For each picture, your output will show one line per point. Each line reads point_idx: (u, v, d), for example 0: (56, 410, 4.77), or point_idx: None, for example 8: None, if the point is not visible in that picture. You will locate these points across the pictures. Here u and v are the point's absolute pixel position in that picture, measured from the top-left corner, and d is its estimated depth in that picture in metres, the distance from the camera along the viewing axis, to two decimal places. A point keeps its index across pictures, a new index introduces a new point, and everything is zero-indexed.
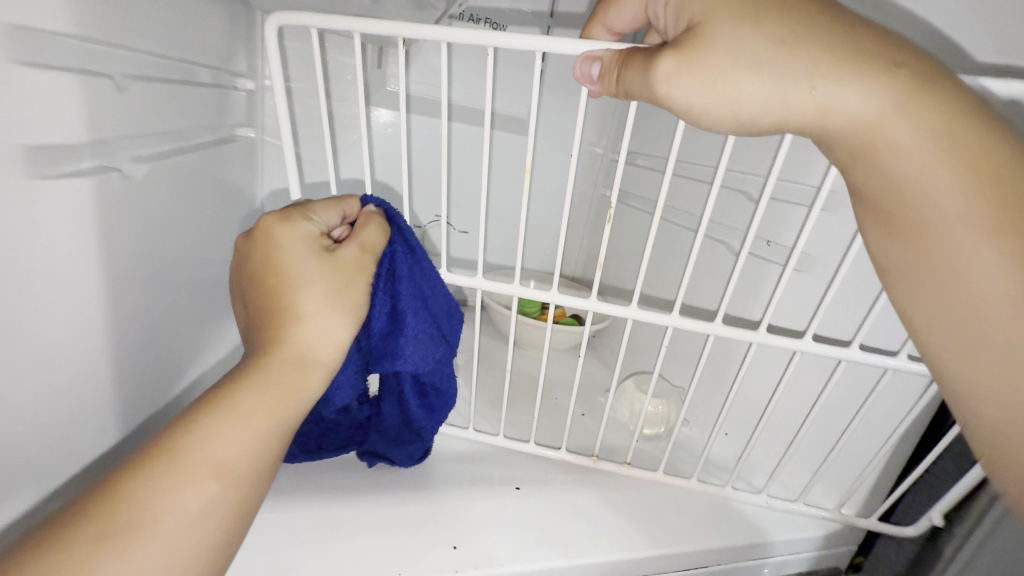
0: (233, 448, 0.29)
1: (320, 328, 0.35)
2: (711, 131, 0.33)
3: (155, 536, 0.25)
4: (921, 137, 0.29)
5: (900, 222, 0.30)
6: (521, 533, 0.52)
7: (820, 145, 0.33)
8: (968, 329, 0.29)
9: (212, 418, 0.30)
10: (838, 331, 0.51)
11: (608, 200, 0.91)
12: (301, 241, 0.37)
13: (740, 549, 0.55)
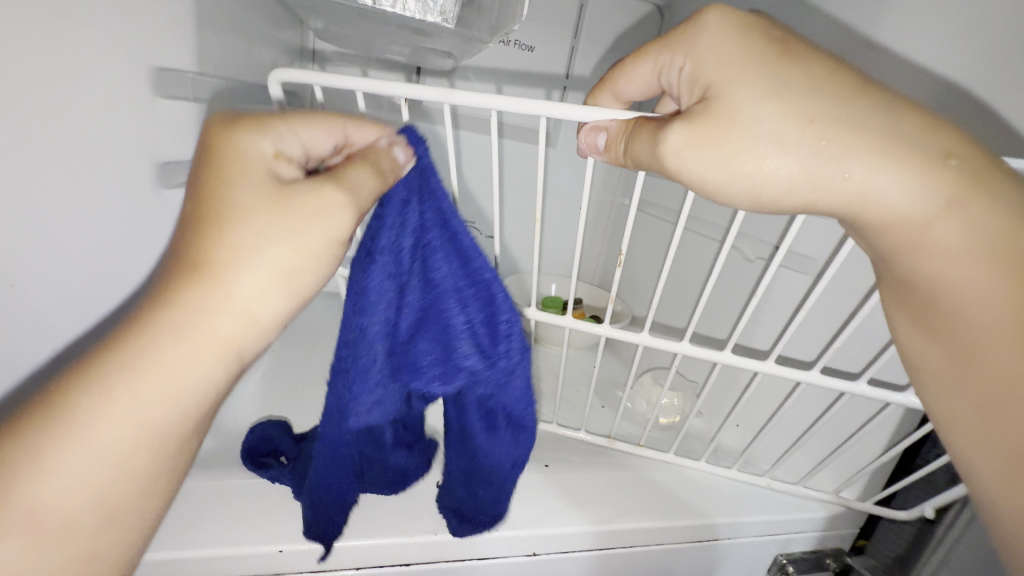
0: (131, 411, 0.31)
1: (251, 283, 0.33)
2: (730, 204, 0.37)
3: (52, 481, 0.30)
4: (960, 241, 0.34)
5: (941, 311, 0.36)
6: (547, 502, 0.58)
7: (866, 234, 0.38)
8: (991, 412, 0.35)
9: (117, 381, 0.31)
10: (847, 364, 0.58)
11: (628, 210, 1.00)
12: (250, 171, 0.34)
13: (732, 525, 0.61)
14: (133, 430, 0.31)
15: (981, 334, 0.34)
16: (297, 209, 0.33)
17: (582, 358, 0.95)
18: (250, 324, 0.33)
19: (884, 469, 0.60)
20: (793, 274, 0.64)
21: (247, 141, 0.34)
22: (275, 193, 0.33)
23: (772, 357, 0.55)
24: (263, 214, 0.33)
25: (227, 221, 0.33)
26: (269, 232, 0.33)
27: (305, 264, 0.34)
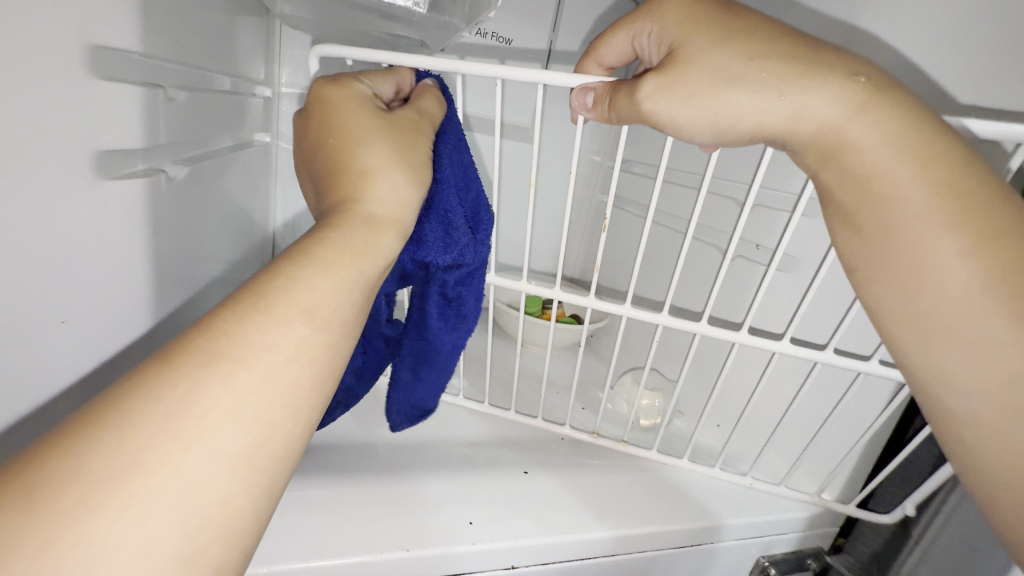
0: (282, 343, 0.28)
1: (389, 184, 0.37)
2: (694, 140, 0.40)
3: (201, 428, 0.24)
4: (881, 146, 0.35)
5: (868, 216, 0.37)
6: (526, 511, 0.55)
7: (795, 151, 0.39)
8: (938, 325, 0.35)
9: (321, 251, 0.32)
10: (818, 335, 0.59)
11: (607, 208, 0.98)
12: (348, 109, 0.40)
13: (718, 530, 0.60)
14: (313, 309, 0.30)
15: (905, 235, 0.35)
16: (406, 134, 0.42)
17: (561, 359, 0.93)
18: (398, 210, 0.38)
19: (862, 459, 0.61)
20: (771, 271, 0.64)
21: (348, 96, 0.41)
22: (388, 124, 0.41)
23: (744, 328, 0.56)
24: (380, 133, 0.39)
25: (353, 145, 0.38)
26: (391, 146, 0.39)
27: (414, 168, 0.40)
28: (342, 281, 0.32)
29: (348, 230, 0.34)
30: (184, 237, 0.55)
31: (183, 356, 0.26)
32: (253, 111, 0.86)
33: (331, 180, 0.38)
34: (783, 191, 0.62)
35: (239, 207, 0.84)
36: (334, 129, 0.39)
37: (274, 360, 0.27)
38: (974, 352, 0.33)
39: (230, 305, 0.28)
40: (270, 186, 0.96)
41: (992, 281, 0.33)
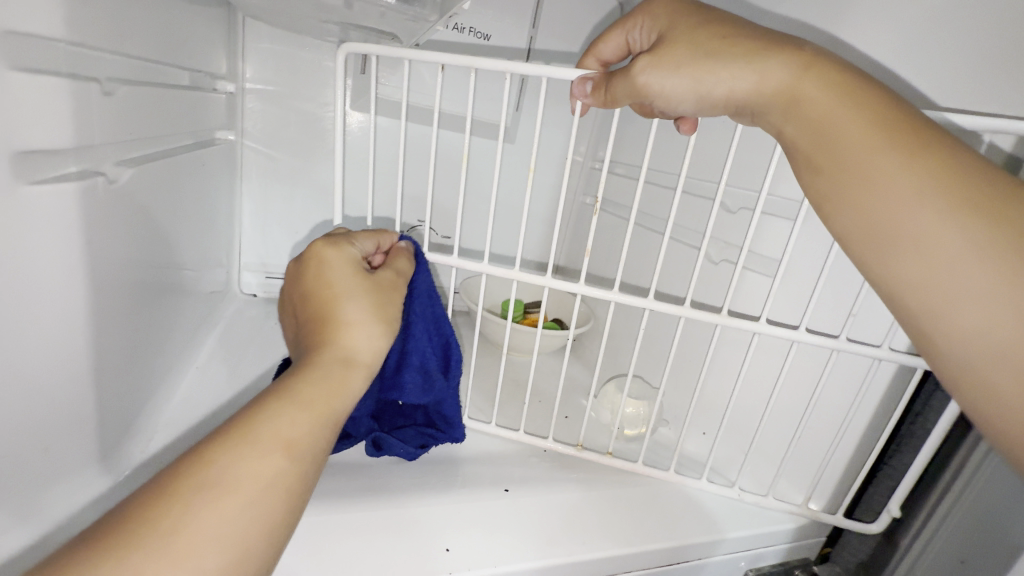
0: (296, 428, 0.32)
1: (365, 335, 0.40)
2: (681, 112, 0.43)
3: (224, 500, 0.28)
4: (829, 93, 0.35)
5: (826, 156, 0.36)
6: (506, 534, 0.53)
7: (761, 113, 0.40)
8: (921, 252, 0.32)
9: (302, 386, 0.34)
10: (789, 316, 0.60)
11: (589, 209, 0.96)
12: (342, 263, 0.44)
13: (703, 545, 0.58)
14: (298, 424, 0.32)
15: (848, 169, 0.35)
16: (388, 291, 0.46)
17: (543, 366, 0.90)
18: (370, 356, 0.40)
19: (845, 463, 0.59)
20: (755, 275, 0.62)
21: (342, 253, 0.45)
22: (364, 283, 0.43)
23: (725, 310, 0.57)
24: (359, 288, 0.42)
25: (339, 300, 0.41)
26: (368, 307, 0.42)
27: (390, 304, 0.44)
28: (319, 416, 0.34)
29: (331, 369, 0.37)
30: (124, 240, 0.52)
31: (191, 473, 0.28)
32: (216, 108, 0.81)
33: (315, 328, 0.40)
34: (773, 194, 0.60)
35: (201, 210, 0.79)
36: (326, 283, 0.42)
37: (263, 475, 0.30)
38: (928, 262, 0.32)
39: (230, 427, 0.31)
40: (236, 188, 0.92)
41: (935, 195, 0.32)
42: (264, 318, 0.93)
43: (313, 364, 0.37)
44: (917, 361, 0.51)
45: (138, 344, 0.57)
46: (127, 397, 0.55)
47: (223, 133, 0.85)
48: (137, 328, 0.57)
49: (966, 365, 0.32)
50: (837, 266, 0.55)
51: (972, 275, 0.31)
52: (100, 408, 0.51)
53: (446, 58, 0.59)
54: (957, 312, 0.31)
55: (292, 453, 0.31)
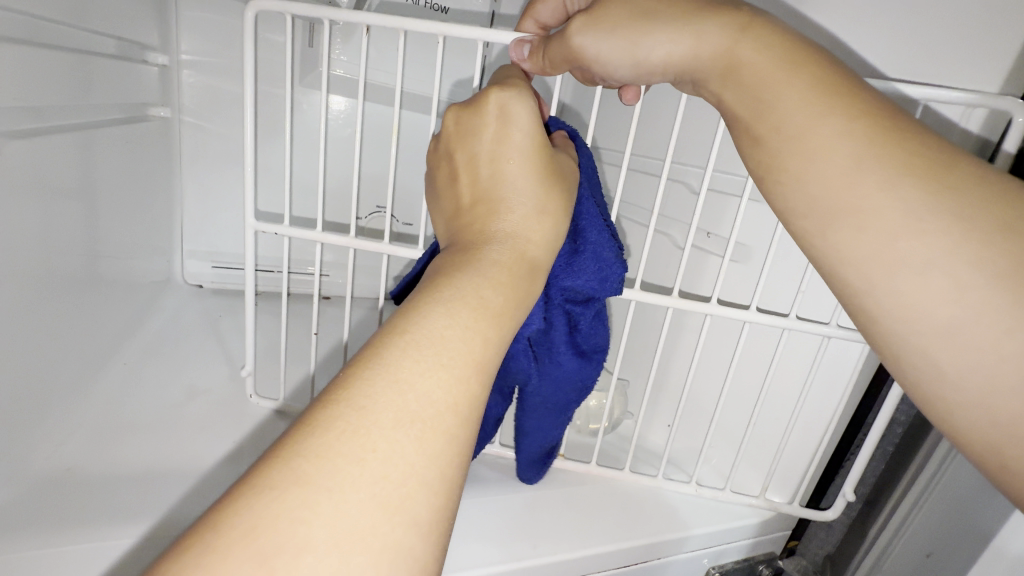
0: (479, 340, 0.26)
1: (536, 223, 0.34)
2: (620, 79, 0.39)
3: (405, 433, 0.22)
4: (766, 59, 0.32)
5: (765, 125, 0.33)
6: (452, 539, 0.49)
7: (702, 84, 0.37)
8: (858, 224, 0.29)
9: (480, 291, 0.28)
10: (740, 296, 0.58)
11: None
12: (522, 128, 0.36)
13: (664, 543, 0.55)
14: (476, 315, 0.27)
15: (788, 135, 0.32)
16: (567, 185, 0.38)
17: None
18: (544, 250, 0.34)
19: (803, 451, 0.57)
20: (710, 256, 0.60)
21: (528, 109, 0.36)
22: (541, 155, 0.36)
23: (675, 292, 0.55)
24: (533, 175, 0.35)
25: (511, 188, 0.35)
26: (538, 190, 0.35)
27: (560, 199, 0.36)
28: (497, 326, 0.28)
29: (495, 256, 0.31)
30: (5, 218, 0.48)
31: (351, 410, 0.22)
32: (143, 81, 0.75)
33: (483, 208, 0.35)
34: (733, 174, 0.57)
35: (128, 193, 0.73)
36: (499, 163, 0.35)
37: (451, 373, 0.24)
38: (862, 227, 0.29)
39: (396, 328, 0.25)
40: (174, 169, 0.85)
41: (872, 166, 0.29)
42: (208, 310, 0.87)
43: (484, 258, 0.31)
44: (863, 335, 0.50)
45: (32, 333, 0.52)
46: (19, 392, 0.50)
47: (154, 109, 0.79)
48: (32, 316, 0.52)
49: (897, 337, 0.29)
50: (782, 244, 0.54)
51: (905, 244, 0.28)
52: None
53: (376, 20, 0.54)
54: (891, 284, 0.29)
55: (474, 352, 0.26)
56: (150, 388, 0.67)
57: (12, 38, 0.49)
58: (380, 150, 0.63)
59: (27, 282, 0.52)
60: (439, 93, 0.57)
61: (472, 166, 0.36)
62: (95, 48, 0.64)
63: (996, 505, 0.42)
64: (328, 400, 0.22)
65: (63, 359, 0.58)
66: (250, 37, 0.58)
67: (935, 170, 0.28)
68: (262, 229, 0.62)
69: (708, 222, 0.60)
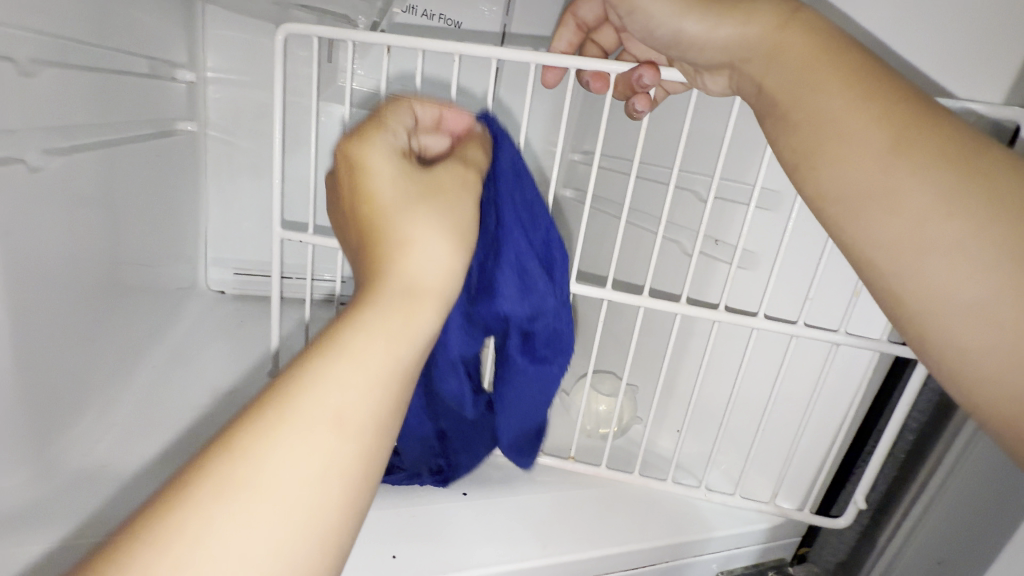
0: (349, 393, 0.23)
1: (430, 248, 0.28)
2: (688, 51, 0.40)
3: (252, 521, 0.20)
4: (809, 46, 0.33)
5: (800, 111, 0.33)
6: (461, 539, 0.50)
7: (743, 70, 0.38)
8: (893, 208, 0.30)
9: (355, 336, 0.24)
10: (748, 303, 0.58)
11: (560, 198, 0.92)
12: (382, 176, 0.31)
13: (676, 546, 0.56)
14: (401, 341, 0.25)
15: (822, 121, 0.32)
16: (451, 193, 0.32)
17: None
18: (444, 281, 0.27)
19: (814, 458, 0.57)
20: (718, 263, 0.61)
21: (388, 155, 0.32)
22: (411, 177, 0.31)
23: (683, 298, 0.56)
24: (418, 198, 0.30)
25: (391, 213, 0.29)
26: (434, 215, 0.29)
27: (464, 238, 0.29)
28: (382, 374, 0.24)
29: (399, 322, 0.25)
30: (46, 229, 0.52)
31: (222, 457, 0.21)
32: (172, 97, 0.79)
33: (364, 248, 0.30)
34: (740, 181, 0.58)
35: (157, 203, 0.77)
36: (364, 195, 0.30)
37: (375, 362, 0.24)
38: (894, 212, 0.30)
39: (341, 317, 0.25)
40: (199, 180, 0.89)
41: (909, 145, 0.30)
42: (229, 315, 0.91)
43: (374, 287, 0.26)
44: (872, 343, 0.50)
45: (68, 335, 0.56)
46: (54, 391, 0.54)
47: (181, 124, 0.83)
48: (67, 319, 0.56)
49: (924, 315, 0.30)
50: (792, 251, 0.54)
51: (934, 226, 0.29)
52: (12, 410, 0.48)
53: (396, 41, 0.56)
54: (921, 263, 0.29)
55: (400, 333, 0.25)
56: (174, 391, 0.70)
57: (56, 62, 0.53)
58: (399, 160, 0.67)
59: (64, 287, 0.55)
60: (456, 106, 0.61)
61: (347, 214, 0.32)
62: (129, 68, 0.68)
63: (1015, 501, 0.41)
64: (256, 401, 0.23)
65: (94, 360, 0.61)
66: (279, 59, 0.61)
67: (960, 150, 0.29)
68: (284, 237, 0.64)
69: (717, 229, 0.61)
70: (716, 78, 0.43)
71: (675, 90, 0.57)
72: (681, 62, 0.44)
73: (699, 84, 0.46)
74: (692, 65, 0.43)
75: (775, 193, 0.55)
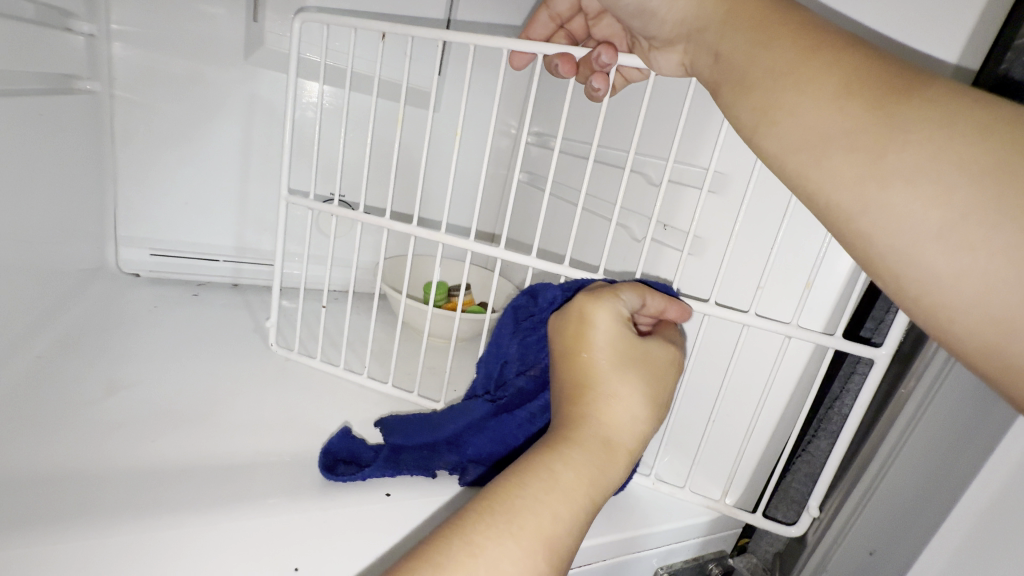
0: (511, 564, 0.29)
1: (614, 469, 0.35)
2: (649, 18, 0.39)
3: None
4: (762, 6, 0.33)
5: (755, 67, 0.32)
6: None
7: (699, 40, 0.37)
8: (855, 144, 0.28)
9: (521, 504, 0.31)
10: (699, 292, 0.55)
11: (514, 181, 0.87)
12: (603, 326, 0.40)
13: (618, 543, 0.53)
14: (593, 482, 0.34)
15: (777, 75, 0.31)
16: (654, 369, 0.40)
17: (461, 350, 0.81)
18: (599, 500, 0.34)
19: (768, 457, 0.55)
20: (669, 250, 0.57)
21: (611, 317, 0.41)
22: (624, 349, 0.40)
23: (635, 282, 0.53)
24: (638, 385, 0.38)
25: (582, 403, 0.37)
26: (642, 398, 0.38)
27: (610, 460, 0.35)
28: (529, 550, 0.30)
29: (591, 497, 0.33)
30: None
31: None
32: (68, 51, 0.70)
33: (567, 400, 0.38)
34: (692, 164, 0.55)
35: (47, 170, 0.68)
36: (586, 346, 0.40)
37: (537, 546, 0.30)
38: (857, 151, 0.28)
39: (489, 508, 0.31)
40: (105, 149, 0.80)
41: (863, 85, 0.28)
42: (145, 301, 0.82)
43: (558, 457, 0.34)
44: (821, 336, 0.48)
45: None
46: None
47: (81, 82, 0.73)
48: None
49: (900, 265, 0.28)
50: (743, 235, 0.52)
51: (894, 158, 0.27)
52: None
53: (386, 28, 0.53)
54: (885, 195, 0.27)
55: (566, 527, 0.31)
56: (64, 381, 0.62)
57: None
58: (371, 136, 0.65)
59: None
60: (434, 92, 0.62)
61: (561, 356, 0.41)
62: (10, 11, 0.59)
63: (955, 475, 0.40)
64: (422, 553, 0.28)
65: None
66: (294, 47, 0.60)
67: (914, 84, 0.28)
68: (293, 200, 0.64)
69: (667, 215, 0.57)
70: (667, 56, 0.41)
71: (632, 79, 0.55)
72: (636, 35, 0.43)
73: (650, 65, 0.43)
74: (648, 39, 0.42)
75: (726, 177, 0.52)
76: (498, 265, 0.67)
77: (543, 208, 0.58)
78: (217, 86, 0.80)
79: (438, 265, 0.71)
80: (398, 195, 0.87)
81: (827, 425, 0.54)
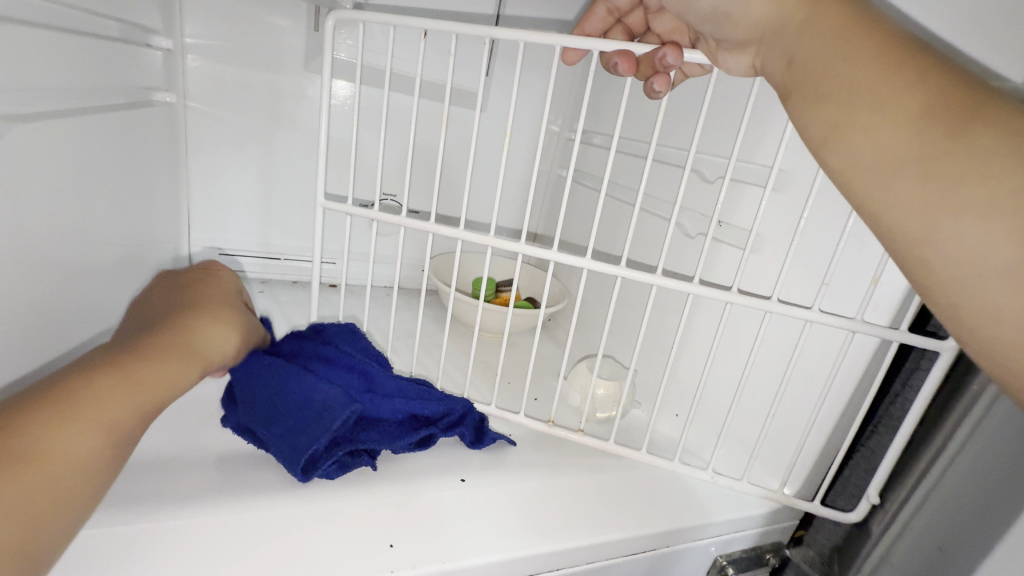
0: (83, 445, 0.35)
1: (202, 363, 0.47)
2: (721, 24, 0.40)
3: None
4: (843, 18, 0.33)
5: (830, 80, 0.33)
6: (463, 524, 0.49)
7: (772, 47, 0.37)
8: (927, 171, 0.29)
9: (110, 395, 0.39)
10: (760, 288, 0.56)
11: (563, 180, 0.88)
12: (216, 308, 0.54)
13: (678, 531, 0.55)
14: (104, 424, 0.37)
15: (854, 90, 0.32)
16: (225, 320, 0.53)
17: (513, 345, 0.84)
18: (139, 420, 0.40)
19: (829, 449, 0.56)
20: (727, 248, 0.59)
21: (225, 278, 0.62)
22: (193, 291, 0.56)
23: (694, 278, 0.54)
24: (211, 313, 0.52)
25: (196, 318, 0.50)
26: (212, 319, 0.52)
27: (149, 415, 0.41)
28: (105, 438, 0.37)
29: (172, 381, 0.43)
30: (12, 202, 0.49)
31: (26, 442, 0.33)
32: (146, 66, 0.75)
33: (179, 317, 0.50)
34: (753, 162, 0.56)
35: (135, 178, 0.73)
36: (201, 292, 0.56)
37: (77, 477, 0.35)
38: (930, 179, 0.29)
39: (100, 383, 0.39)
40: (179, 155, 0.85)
41: (939, 112, 0.29)
42: None
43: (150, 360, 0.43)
44: (889, 330, 0.48)
45: (38, 315, 0.54)
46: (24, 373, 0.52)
47: (158, 94, 0.77)
48: (36, 298, 0.54)
49: (959, 295, 0.29)
50: (806, 233, 0.53)
51: (969, 190, 0.28)
52: None
53: (429, 24, 0.53)
54: (954, 228, 0.28)
55: (97, 461, 0.36)
56: None
57: (12, 17, 0.49)
58: (412, 140, 0.62)
59: (32, 263, 0.53)
60: (480, 88, 0.59)
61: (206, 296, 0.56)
62: (98, 30, 0.64)
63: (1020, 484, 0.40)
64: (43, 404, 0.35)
65: (63, 341, 0.59)
66: (328, 46, 0.59)
67: (993, 115, 0.29)
68: (332, 206, 0.64)
69: (725, 212, 0.59)
70: (738, 57, 0.42)
71: (692, 74, 0.54)
72: (704, 35, 0.44)
73: (719, 64, 0.45)
74: (716, 40, 0.43)
75: (789, 175, 0.53)
76: (550, 262, 0.68)
77: (598, 208, 0.58)
78: (278, 94, 0.85)
79: (487, 263, 0.72)
80: (451, 193, 0.90)
81: (888, 419, 0.54)
